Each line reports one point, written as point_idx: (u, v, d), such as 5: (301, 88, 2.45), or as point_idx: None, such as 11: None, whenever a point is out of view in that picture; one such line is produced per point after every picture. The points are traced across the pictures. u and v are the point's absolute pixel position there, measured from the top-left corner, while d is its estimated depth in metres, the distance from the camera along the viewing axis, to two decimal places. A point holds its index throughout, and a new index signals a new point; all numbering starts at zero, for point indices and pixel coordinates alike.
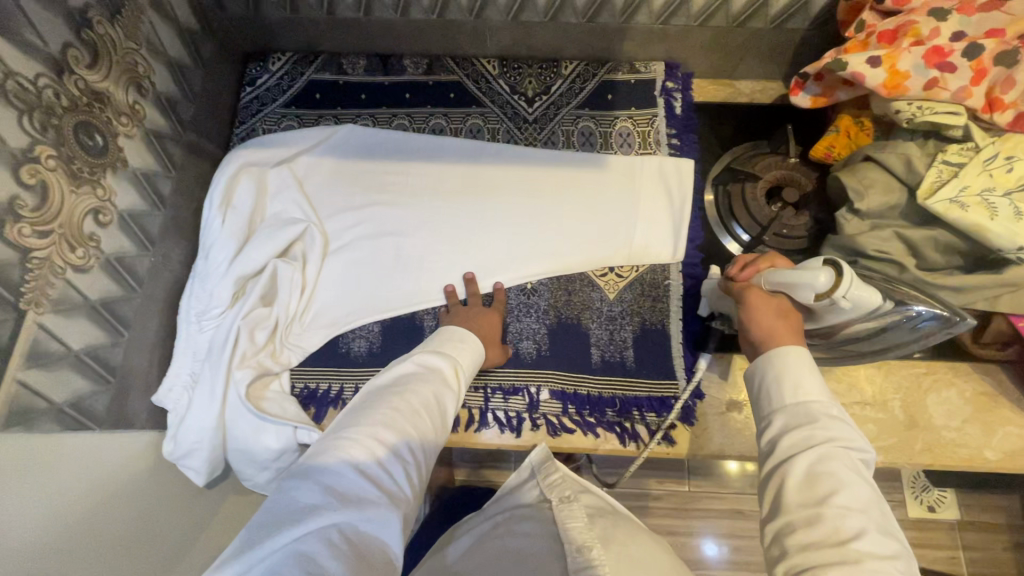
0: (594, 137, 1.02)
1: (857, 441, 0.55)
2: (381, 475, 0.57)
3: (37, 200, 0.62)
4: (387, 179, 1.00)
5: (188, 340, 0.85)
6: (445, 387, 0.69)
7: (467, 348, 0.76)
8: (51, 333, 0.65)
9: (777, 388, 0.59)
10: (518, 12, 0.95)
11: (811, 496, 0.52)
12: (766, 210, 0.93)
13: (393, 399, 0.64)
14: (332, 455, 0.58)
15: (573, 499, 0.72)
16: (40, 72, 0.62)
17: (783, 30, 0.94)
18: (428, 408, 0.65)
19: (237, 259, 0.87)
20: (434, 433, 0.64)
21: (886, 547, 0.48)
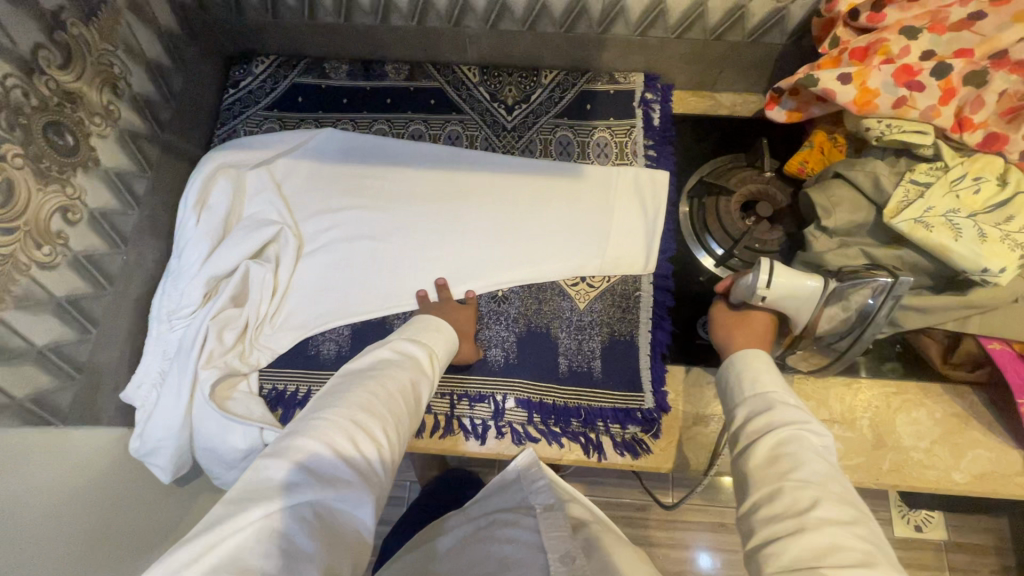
0: (572, 146, 1.02)
1: (817, 426, 0.57)
2: (358, 456, 0.57)
3: (2, 197, 0.63)
4: (364, 183, 1.00)
5: (159, 338, 0.86)
6: (421, 374, 0.70)
7: (443, 338, 0.78)
8: (13, 329, 0.66)
9: (739, 384, 0.65)
10: (496, 21, 0.95)
11: (771, 473, 0.54)
12: (739, 224, 0.92)
13: (370, 382, 0.64)
14: (308, 432, 0.57)
15: (557, 507, 0.67)
16: (9, 73, 0.63)
17: (761, 44, 0.94)
18: (404, 392, 0.65)
19: (210, 259, 0.88)
20: (410, 417, 0.65)
21: (846, 513, 0.49)
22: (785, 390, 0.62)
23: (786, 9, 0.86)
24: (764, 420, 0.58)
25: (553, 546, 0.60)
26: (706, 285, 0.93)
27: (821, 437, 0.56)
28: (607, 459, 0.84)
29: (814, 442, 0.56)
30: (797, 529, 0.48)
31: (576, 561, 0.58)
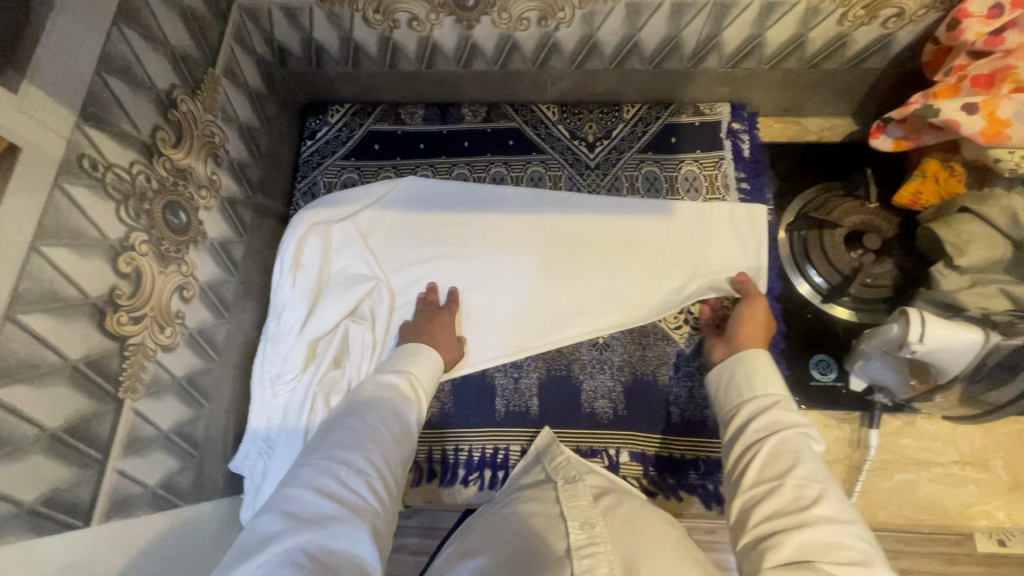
0: (660, 182, 0.99)
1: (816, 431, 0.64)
2: (342, 490, 0.58)
3: (132, 287, 0.62)
4: (450, 230, 0.99)
5: (263, 405, 0.85)
6: (401, 403, 0.72)
7: (423, 361, 0.80)
8: (144, 418, 0.65)
9: (747, 380, 0.72)
10: (583, 61, 0.91)
11: (774, 474, 0.59)
12: (848, 258, 0.90)
13: (348, 421, 0.67)
14: (292, 483, 0.58)
15: (579, 479, 0.72)
16: (134, 160, 0.62)
17: (860, 70, 0.90)
18: (385, 425, 0.68)
19: (309, 321, 0.87)
20: (395, 446, 0.66)
21: (842, 513, 0.54)
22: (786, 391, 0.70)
23: (893, 35, 0.83)
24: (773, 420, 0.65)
25: (573, 516, 0.63)
26: (815, 323, 0.90)
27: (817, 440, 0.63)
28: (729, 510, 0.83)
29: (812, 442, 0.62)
30: (801, 525, 0.53)
31: (596, 527, 0.60)
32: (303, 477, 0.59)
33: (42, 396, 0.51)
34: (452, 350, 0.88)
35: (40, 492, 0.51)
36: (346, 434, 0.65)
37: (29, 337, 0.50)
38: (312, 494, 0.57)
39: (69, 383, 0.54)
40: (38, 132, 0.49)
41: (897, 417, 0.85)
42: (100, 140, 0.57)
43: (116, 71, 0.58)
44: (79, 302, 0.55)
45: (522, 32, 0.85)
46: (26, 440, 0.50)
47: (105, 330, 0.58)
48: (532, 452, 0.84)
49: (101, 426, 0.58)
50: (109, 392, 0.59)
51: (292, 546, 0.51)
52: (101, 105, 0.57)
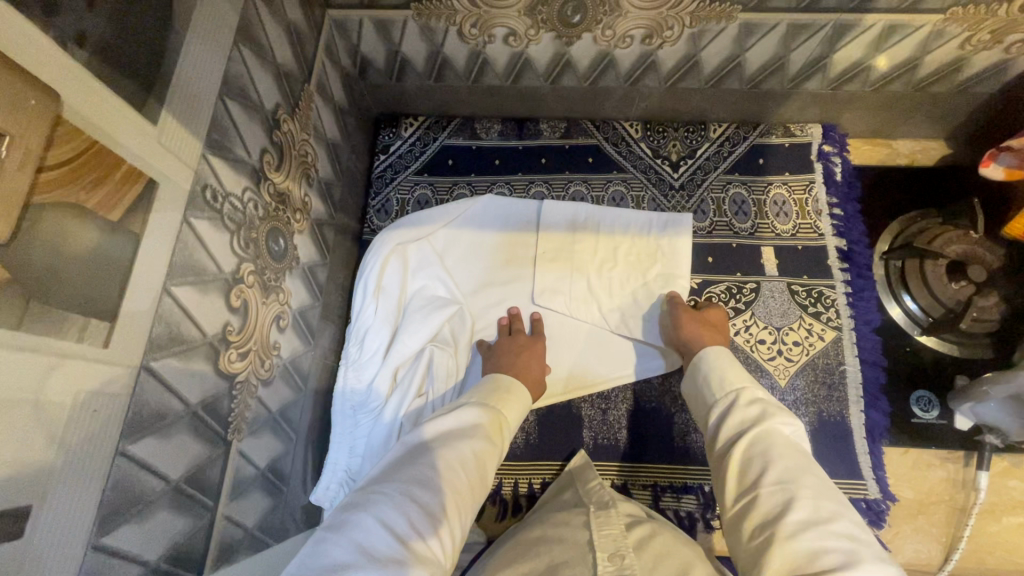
0: (748, 205, 0.95)
1: (782, 416, 0.57)
2: (409, 531, 0.48)
3: (240, 321, 0.58)
4: (527, 250, 0.93)
5: (343, 433, 0.81)
6: (488, 439, 0.62)
7: (509, 396, 0.70)
8: (246, 457, 0.61)
9: (709, 386, 0.66)
10: (678, 80, 0.87)
11: (744, 481, 0.53)
12: (950, 290, 0.86)
13: (431, 453, 0.58)
14: (364, 508, 0.50)
15: (609, 505, 0.68)
16: (246, 186, 0.58)
17: (968, 95, 0.87)
18: (464, 464, 0.58)
19: (391, 347, 0.84)
20: (468, 493, 0.56)
21: (820, 512, 0.48)
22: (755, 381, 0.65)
23: (1012, 61, 0.79)
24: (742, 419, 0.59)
25: (602, 546, 0.58)
26: (915, 356, 0.87)
27: (791, 426, 0.57)
28: None
29: (784, 434, 0.56)
30: (787, 533, 0.47)
31: (624, 558, 0.55)
32: (375, 504, 0.50)
33: (168, 448, 0.48)
34: (539, 378, 0.81)
35: (164, 549, 0.48)
36: (424, 465, 0.56)
37: (161, 386, 0.46)
38: (378, 525, 0.48)
39: (190, 429, 0.50)
40: (172, 165, 0.46)
41: (1004, 457, 0.82)
42: (220, 168, 0.53)
43: (234, 94, 0.55)
44: (200, 342, 0.51)
45: (622, 49, 0.81)
46: (154, 496, 0.46)
47: (219, 369, 0.55)
48: (563, 476, 0.82)
49: (214, 471, 0.55)
50: (221, 434, 0.56)
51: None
52: (221, 129, 0.53)
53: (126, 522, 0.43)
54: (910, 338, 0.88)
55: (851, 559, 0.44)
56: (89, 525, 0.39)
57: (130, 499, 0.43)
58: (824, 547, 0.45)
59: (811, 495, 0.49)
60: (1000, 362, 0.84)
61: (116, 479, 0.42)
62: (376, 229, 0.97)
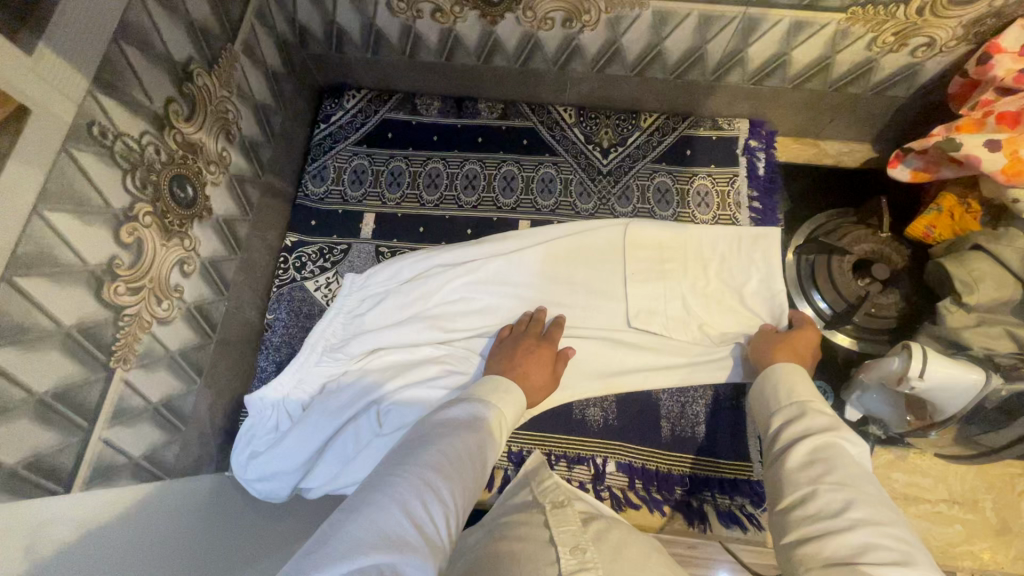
0: (671, 194, 0.97)
1: (847, 433, 0.55)
2: (426, 519, 0.44)
3: (132, 257, 0.62)
4: (565, 248, 0.92)
5: (307, 378, 0.85)
6: (490, 438, 0.58)
7: (512, 397, 0.67)
8: (134, 388, 0.64)
9: (776, 394, 0.64)
10: (604, 66, 0.90)
11: (805, 476, 0.51)
12: (855, 286, 0.88)
13: (440, 441, 0.53)
14: (376, 492, 0.45)
15: (565, 505, 0.67)
16: (145, 130, 0.61)
17: (883, 97, 0.89)
18: (474, 457, 0.54)
19: (388, 310, 0.88)
20: (476, 488, 0.52)
21: (880, 515, 0.46)
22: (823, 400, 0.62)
23: (921, 65, 0.81)
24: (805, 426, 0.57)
25: (562, 541, 0.57)
26: (815, 348, 0.90)
27: (858, 447, 0.54)
28: (711, 529, 0.82)
29: (850, 452, 0.53)
30: (846, 525, 0.46)
31: (586, 552, 0.54)
32: (387, 487, 0.46)
33: (33, 361, 0.51)
34: (540, 387, 0.78)
35: (24, 456, 0.51)
36: (436, 451, 0.51)
37: (26, 301, 0.49)
38: (394, 508, 0.43)
39: (61, 348, 0.54)
40: (49, 96, 0.49)
41: (890, 450, 0.84)
42: (111, 108, 0.56)
43: (134, 40, 0.58)
44: (78, 269, 0.55)
45: (546, 31, 0.84)
46: (11, 403, 0.49)
47: (102, 299, 0.58)
48: (521, 475, 0.81)
49: (91, 393, 0.58)
50: (101, 360, 0.59)
51: (361, 565, 0.38)
52: (115, 72, 0.56)
53: None
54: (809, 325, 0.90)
55: (906, 558, 0.43)
56: None
57: None
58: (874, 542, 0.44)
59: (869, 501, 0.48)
60: None
61: None
62: (310, 193, 1.00)
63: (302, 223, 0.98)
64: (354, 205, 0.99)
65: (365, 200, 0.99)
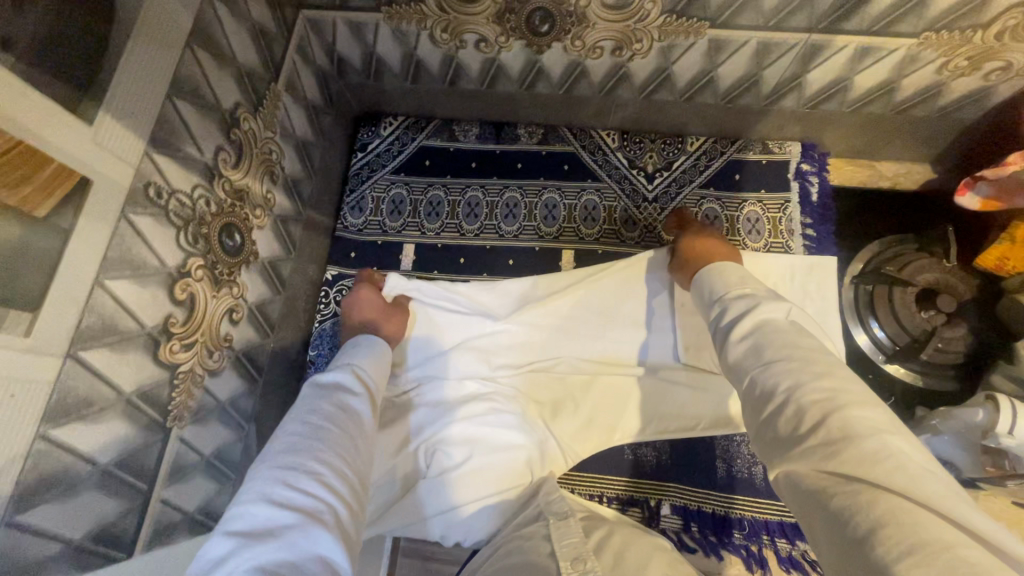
0: (720, 221, 0.93)
1: (772, 303, 0.55)
2: (292, 494, 0.45)
3: (185, 314, 0.60)
4: (604, 278, 0.88)
5: None
6: (348, 395, 0.61)
7: (374, 356, 0.70)
8: (188, 444, 0.63)
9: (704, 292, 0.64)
10: (652, 92, 0.87)
11: (741, 366, 0.52)
12: (918, 319, 0.84)
13: (293, 421, 0.54)
14: (235, 502, 0.46)
15: (568, 513, 0.62)
16: (197, 184, 0.60)
17: (949, 119, 0.85)
18: (331, 416, 0.56)
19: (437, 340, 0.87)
20: (347, 440, 0.55)
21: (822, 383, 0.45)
22: (745, 281, 0.61)
23: (992, 88, 0.77)
24: (736, 313, 0.57)
25: (564, 554, 0.54)
26: (876, 383, 0.86)
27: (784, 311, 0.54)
28: None
29: (777, 321, 0.54)
30: (784, 400, 0.46)
31: (587, 563, 0.51)
32: (246, 491, 0.46)
33: (96, 433, 0.50)
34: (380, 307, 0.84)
35: (89, 527, 0.51)
36: (292, 433, 0.52)
37: (90, 374, 0.48)
38: (256, 505, 0.44)
39: (123, 416, 0.53)
40: (111, 165, 0.48)
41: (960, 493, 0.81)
42: (166, 166, 0.55)
43: (187, 94, 0.57)
44: (137, 333, 0.53)
45: (593, 60, 0.81)
46: (79, 478, 0.49)
47: (159, 359, 0.56)
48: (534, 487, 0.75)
49: (149, 455, 0.57)
50: (158, 421, 0.58)
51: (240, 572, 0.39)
52: (169, 128, 0.55)
53: (46, 502, 0.46)
54: (861, 351, 0.87)
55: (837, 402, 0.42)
56: (4, 504, 0.42)
57: (52, 479, 0.46)
58: (810, 400, 0.44)
59: (797, 365, 0.47)
60: (967, 391, 0.82)
61: (38, 460, 0.44)
62: (348, 225, 0.98)
63: (341, 256, 0.96)
64: (394, 236, 0.96)
65: (404, 230, 0.96)
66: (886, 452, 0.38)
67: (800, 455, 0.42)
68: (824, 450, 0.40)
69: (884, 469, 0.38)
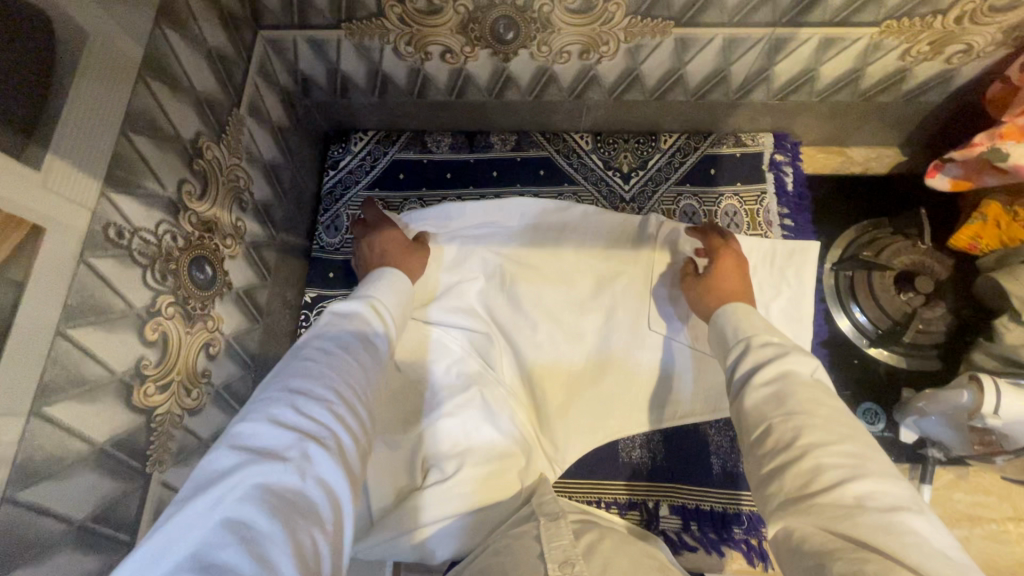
0: (698, 216, 0.93)
1: (798, 357, 0.53)
2: (300, 418, 0.45)
3: (159, 355, 0.58)
4: (596, 265, 0.88)
5: None
6: (365, 327, 0.58)
7: (393, 286, 0.66)
8: (172, 488, 0.61)
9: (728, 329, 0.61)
10: (622, 92, 0.86)
11: (760, 411, 0.49)
12: (898, 301, 0.84)
13: (308, 348, 0.53)
14: (243, 419, 0.45)
15: (558, 515, 0.61)
16: (161, 220, 0.58)
17: (915, 103, 0.86)
18: (346, 348, 0.54)
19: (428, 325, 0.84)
20: (359, 371, 0.53)
21: (834, 435, 0.45)
22: (772, 330, 0.59)
23: (955, 71, 0.78)
24: (754, 360, 0.55)
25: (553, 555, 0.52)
26: (861, 368, 0.86)
27: (808, 369, 0.53)
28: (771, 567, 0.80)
29: (799, 374, 0.52)
30: (796, 454, 0.45)
31: (576, 566, 0.50)
32: (255, 410, 0.46)
33: (71, 489, 0.48)
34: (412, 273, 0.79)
35: None
36: (307, 360, 0.51)
37: (59, 430, 0.46)
38: (262, 424, 0.44)
39: (96, 470, 0.51)
40: (64, 211, 0.46)
41: (949, 470, 0.82)
42: (127, 205, 0.53)
43: (142, 129, 0.55)
44: (107, 381, 0.51)
45: (561, 65, 0.81)
46: (54, 537, 0.47)
47: (133, 405, 0.54)
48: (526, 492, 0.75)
49: (130, 505, 0.55)
50: (137, 469, 0.56)
51: (243, 488, 0.39)
52: (127, 166, 0.53)
53: (18, 567, 0.44)
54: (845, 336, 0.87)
55: (856, 472, 0.42)
56: None
57: (24, 543, 0.44)
58: (830, 464, 0.43)
59: (820, 423, 0.46)
60: (949, 370, 0.84)
61: (6, 525, 0.42)
62: (324, 245, 0.95)
63: (319, 278, 0.94)
64: None
65: None
66: (901, 529, 0.38)
67: (806, 510, 0.41)
68: (838, 511, 0.40)
69: (899, 544, 0.37)
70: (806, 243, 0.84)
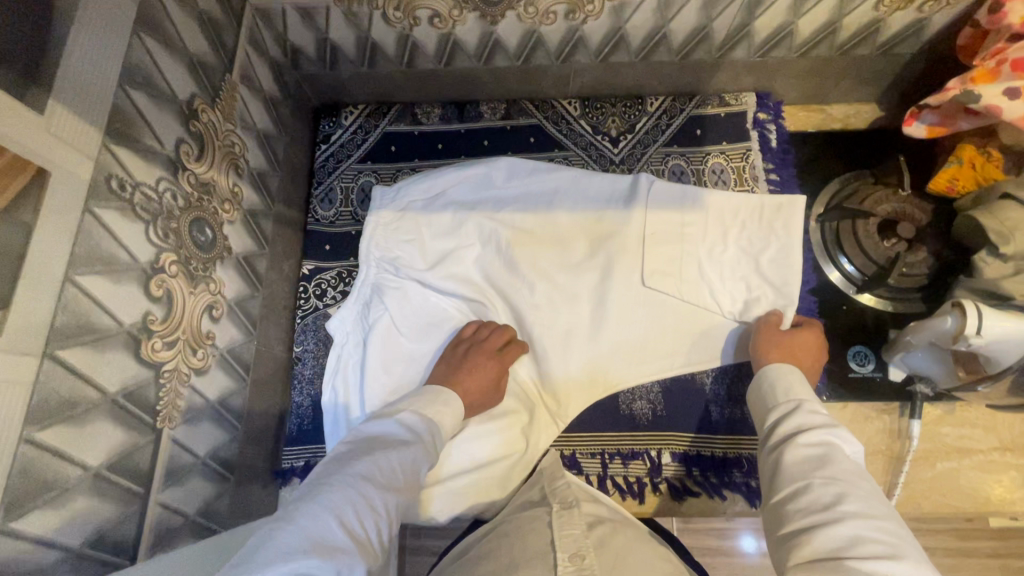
0: (687, 175, 0.95)
1: (847, 434, 0.57)
2: (356, 529, 0.50)
3: (164, 310, 0.58)
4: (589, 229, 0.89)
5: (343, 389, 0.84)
6: (424, 447, 0.64)
7: (448, 406, 0.72)
8: (183, 446, 0.62)
9: (774, 389, 0.67)
10: (608, 53, 0.88)
11: (799, 469, 0.54)
12: (882, 248, 0.88)
13: (377, 451, 0.59)
14: (312, 500, 0.51)
15: (572, 506, 0.63)
16: (161, 176, 0.58)
17: (890, 55, 0.89)
18: (407, 467, 0.59)
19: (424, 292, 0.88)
20: (408, 495, 0.58)
21: (869, 510, 0.49)
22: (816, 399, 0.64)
23: (927, 20, 0.81)
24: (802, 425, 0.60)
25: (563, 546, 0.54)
26: (850, 314, 0.89)
27: (853, 448, 0.57)
28: None
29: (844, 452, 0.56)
30: (836, 520, 0.49)
31: (585, 560, 0.51)
32: (323, 495, 0.51)
33: (86, 435, 0.49)
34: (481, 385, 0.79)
35: (87, 534, 0.50)
36: (375, 462, 0.57)
37: (71, 375, 0.47)
38: (327, 516, 0.49)
39: (110, 418, 0.51)
40: (67, 154, 0.46)
41: (937, 406, 0.85)
42: (127, 158, 0.53)
43: (139, 84, 0.55)
44: (115, 331, 0.52)
45: (548, 26, 0.82)
46: (71, 481, 0.48)
47: (142, 357, 0.55)
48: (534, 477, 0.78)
49: (143, 458, 0.56)
50: (148, 422, 0.56)
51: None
52: (126, 119, 0.53)
53: (38, 506, 0.45)
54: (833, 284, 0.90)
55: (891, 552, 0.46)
56: None
57: (42, 484, 0.45)
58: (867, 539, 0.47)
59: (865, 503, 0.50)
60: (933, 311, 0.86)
61: (25, 463, 0.43)
62: (319, 218, 0.96)
63: (315, 250, 0.94)
64: None
65: None
66: None
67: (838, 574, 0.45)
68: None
69: None
70: (793, 196, 0.85)
